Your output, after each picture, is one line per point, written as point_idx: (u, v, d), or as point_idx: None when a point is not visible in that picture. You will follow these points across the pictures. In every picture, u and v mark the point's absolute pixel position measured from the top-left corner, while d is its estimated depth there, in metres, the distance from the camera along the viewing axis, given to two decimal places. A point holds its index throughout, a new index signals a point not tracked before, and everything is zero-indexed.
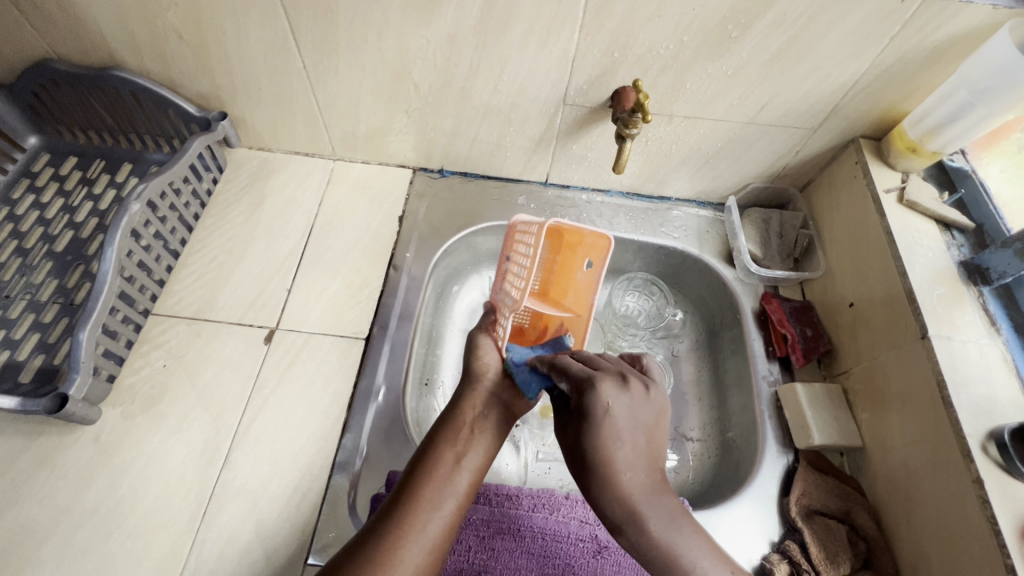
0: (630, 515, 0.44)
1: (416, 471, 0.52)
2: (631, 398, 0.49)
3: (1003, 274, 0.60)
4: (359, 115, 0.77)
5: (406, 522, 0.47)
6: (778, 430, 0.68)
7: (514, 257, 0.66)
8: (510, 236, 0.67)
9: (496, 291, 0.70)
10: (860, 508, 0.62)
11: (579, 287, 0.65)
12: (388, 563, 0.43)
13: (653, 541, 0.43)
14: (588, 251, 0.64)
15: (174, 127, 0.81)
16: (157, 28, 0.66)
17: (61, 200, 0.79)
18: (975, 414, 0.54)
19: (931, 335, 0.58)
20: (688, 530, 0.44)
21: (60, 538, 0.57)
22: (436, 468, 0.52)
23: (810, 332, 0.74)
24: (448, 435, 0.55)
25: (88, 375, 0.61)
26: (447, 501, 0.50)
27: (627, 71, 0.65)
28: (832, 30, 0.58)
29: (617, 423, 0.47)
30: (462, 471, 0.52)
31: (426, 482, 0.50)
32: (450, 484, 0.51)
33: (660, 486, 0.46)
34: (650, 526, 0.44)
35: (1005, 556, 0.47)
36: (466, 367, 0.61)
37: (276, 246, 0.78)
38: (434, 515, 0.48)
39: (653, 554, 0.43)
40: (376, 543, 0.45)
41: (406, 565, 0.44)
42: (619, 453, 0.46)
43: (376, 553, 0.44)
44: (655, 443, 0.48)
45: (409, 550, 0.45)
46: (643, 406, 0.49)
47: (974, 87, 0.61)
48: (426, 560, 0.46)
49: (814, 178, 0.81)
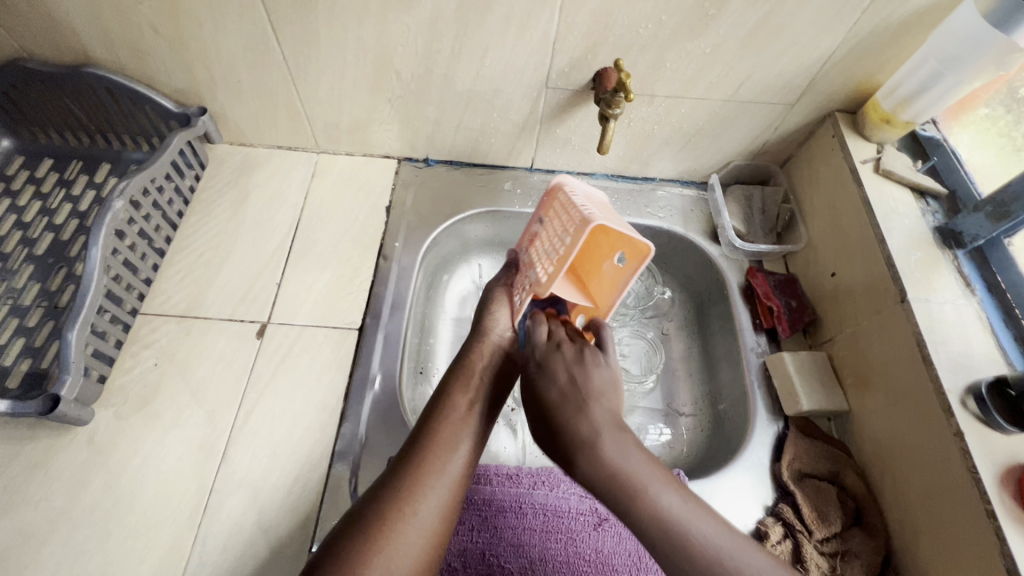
0: (587, 452, 0.48)
1: (432, 415, 0.54)
2: (567, 357, 0.54)
3: (976, 237, 0.63)
4: (342, 106, 0.76)
5: (426, 462, 0.50)
6: (768, 398, 0.70)
7: (547, 225, 0.61)
8: (549, 200, 0.61)
9: (523, 250, 0.66)
10: (848, 469, 0.64)
11: (607, 280, 0.59)
12: (413, 500, 0.47)
13: (607, 475, 0.47)
14: (625, 247, 0.55)
15: (153, 125, 0.79)
16: (130, 22, 0.65)
17: (39, 202, 0.77)
18: (954, 370, 0.56)
19: (910, 298, 0.60)
20: (641, 462, 0.48)
21: (59, 540, 0.56)
22: (451, 413, 0.54)
23: (795, 303, 0.76)
24: (461, 383, 0.56)
25: (79, 375, 0.60)
26: (463, 442, 0.52)
27: (607, 52, 0.66)
28: (805, 6, 0.60)
29: (558, 378, 0.53)
30: (475, 415, 0.55)
31: (442, 425, 0.53)
32: (467, 427, 0.53)
33: (619, 427, 0.50)
34: (606, 458, 0.48)
35: (985, 503, 0.49)
36: (477, 320, 0.62)
37: (263, 241, 0.78)
38: (452, 455, 0.51)
39: (606, 483, 0.47)
40: (398, 484, 0.48)
41: (429, 501, 0.48)
42: (566, 402, 0.52)
43: (400, 492, 0.48)
44: (601, 389, 0.52)
45: (431, 488, 0.49)
46: (581, 360, 0.54)
47: (943, 56, 0.62)
48: (449, 496, 0.49)
49: (793, 154, 0.83)
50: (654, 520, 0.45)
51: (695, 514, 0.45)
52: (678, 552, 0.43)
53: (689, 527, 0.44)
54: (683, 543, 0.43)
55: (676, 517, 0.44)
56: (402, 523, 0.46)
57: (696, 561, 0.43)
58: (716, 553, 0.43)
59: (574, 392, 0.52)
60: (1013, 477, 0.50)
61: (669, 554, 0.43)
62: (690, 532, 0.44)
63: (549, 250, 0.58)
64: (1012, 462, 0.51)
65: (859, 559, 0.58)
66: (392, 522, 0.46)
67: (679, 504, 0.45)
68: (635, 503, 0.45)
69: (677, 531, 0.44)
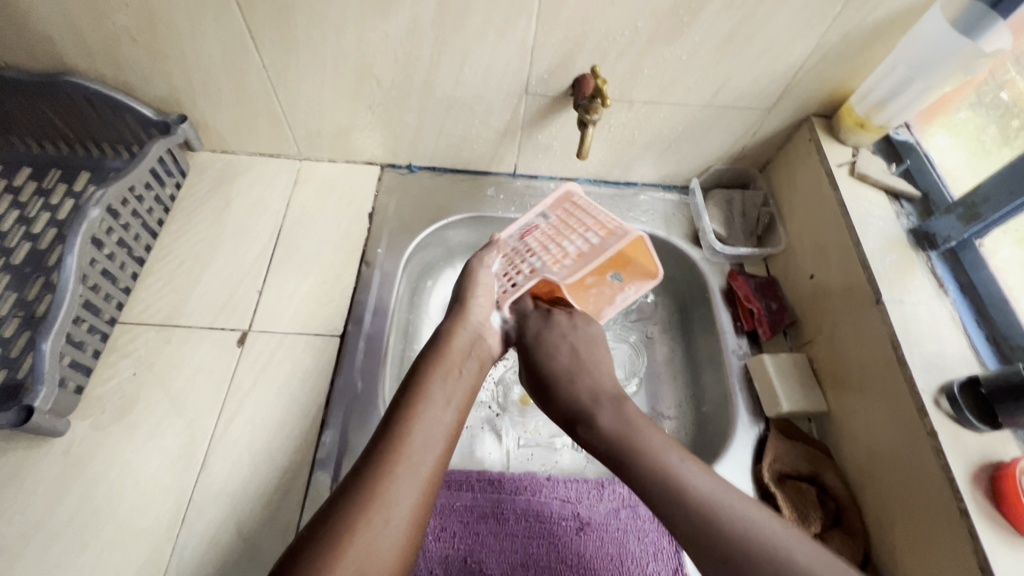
0: (587, 420, 0.56)
1: (402, 413, 0.52)
2: (561, 326, 0.64)
3: (948, 239, 0.64)
4: (324, 114, 0.77)
5: (395, 463, 0.48)
6: (749, 400, 0.70)
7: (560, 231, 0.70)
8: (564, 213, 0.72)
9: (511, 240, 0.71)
10: (829, 470, 0.64)
11: (592, 295, 0.72)
12: (382, 504, 0.45)
13: (609, 437, 0.54)
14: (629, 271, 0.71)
15: (132, 132, 0.79)
16: (108, 31, 0.65)
17: (17, 212, 0.77)
18: (928, 370, 0.57)
19: (884, 299, 0.61)
20: (645, 428, 0.54)
21: (33, 553, 0.56)
22: (422, 414, 0.53)
23: (775, 306, 0.77)
24: (439, 378, 0.56)
25: (55, 387, 0.60)
26: (434, 443, 0.51)
27: (585, 59, 0.67)
28: (778, 13, 0.61)
29: (556, 349, 0.62)
30: (448, 413, 0.54)
31: (413, 425, 0.51)
32: (439, 427, 0.53)
33: None
34: (603, 422, 0.55)
35: (958, 500, 0.50)
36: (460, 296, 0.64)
37: (244, 248, 0.77)
38: (423, 457, 0.50)
39: (608, 442, 0.54)
40: (366, 487, 0.46)
41: (399, 505, 0.46)
42: (568, 370, 0.60)
43: (366, 495, 0.46)
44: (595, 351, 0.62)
45: (400, 491, 0.47)
46: (573, 325, 0.64)
47: (912, 63, 0.64)
48: (419, 499, 0.48)
49: (773, 158, 0.84)
50: (654, 471, 0.50)
51: (695, 469, 0.49)
52: (670, 491, 0.48)
53: (685, 479, 0.49)
54: (676, 486, 0.48)
55: (670, 467, 0.50)
56: (371, 528, 0.44)
57: (696, 507, 0.47)
58: (708, 496, 0.47)
59: (574, 359, 0.61)
60: (986, 474, 0.51)
61: (666, 501, 0.48)
62: (683, 480, 0.48)
63: (569, 246, 0.69)
64: (985, 460, 0.52)
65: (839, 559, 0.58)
66: (359, 530, 0.44)
67: (678, 461, 0.50)
68: (633, 454, 0.52)
69: (672, 480, 0.49)
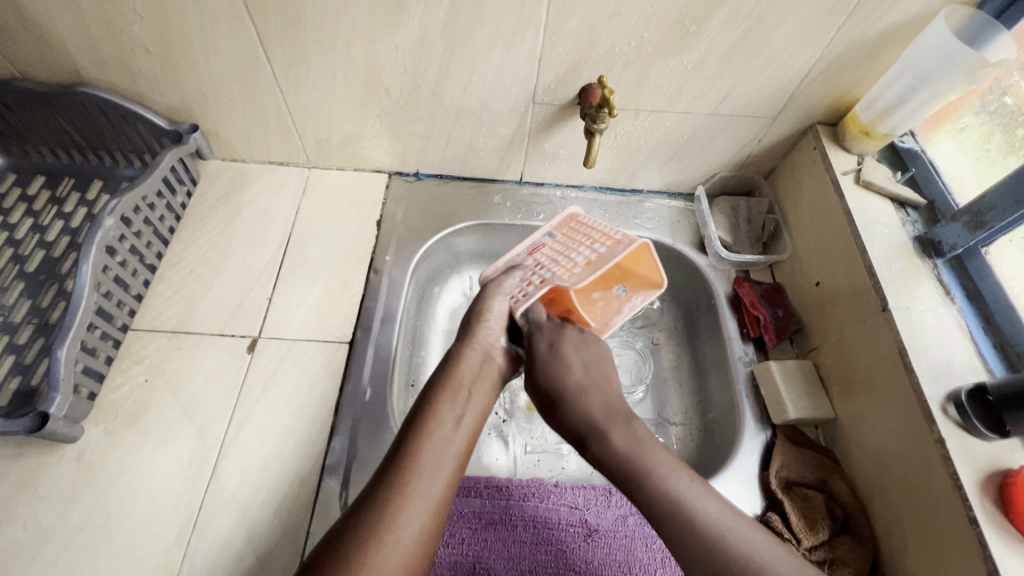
0: (600, 437, 0.53)
1: (414, 432, 0.51)
2: (572, 338, 0.61)
3: (955, 246, 0.64)
4: (333, 123, 0.78)
5: (408, 484, 0.47)
6: (756, 407, 0.71)
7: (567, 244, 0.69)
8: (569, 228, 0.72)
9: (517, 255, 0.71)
10: (836, 477, 0.64)
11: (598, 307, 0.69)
12: (394, 525, 0.44)
13: (619, 459, 0.51)
14: (631, 282, 0.69)
15: (145, 142, 0.80)
16: (123, 43, 0.66)
17: (31, 220, 0.78)
18: (935, 378, 0.57)
19: (891, 306, 0.61)
20: (656, 451, 0.51)
21: (46, 559, 0.56)
22: (434, 431, 0.51)
23: (781, 312, 0.77)
24: (449, 401, 0.54)
25: (68, 393, 0.60)
26: (447, 461, 0.50)
27: (592, 69, 0.67)
28: (783, 24, 0.62)
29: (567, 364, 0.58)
30: (462, 431, 0.53)
31: (425, 443, 0.50)
32: (454, 446, 0.51)
33: None
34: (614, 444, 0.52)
35: (966, 508, 0.50)
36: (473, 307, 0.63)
37: (253, 256, 0.78)
38: (435, 476, 0.48)
39: (617, 464, 0.51)
40: (378, 507, 0.45)
41: (411, 524, 0.45)
42: (583, 386, 0.57)
43: (379, 519, 0.44)
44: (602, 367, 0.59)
45: (413, 512, 0.46)
46: (584, 340, 0.61)
47: (918, 71, 0.64)
48: (430, 519, 0.46)
49: (777, 166, 0.85)
50: (664, 497, 0.47)
51: (703, 495, 0.47)
52: (679, 521, 0.46)
53: (695, 507, 0.46)
54: (686, 514, 0.46)
55: (681, 494, 0.47)
56: (382, 548, 0.43)
57: (706, 538, 0.45)
58: (718, 526, 0.45)
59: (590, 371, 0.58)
60: (995, 482, 0.51)
61: (674, 529, 0.46)
62: (693, 507, 0.46)
63: (576, 255, 0.66)
64: (993, 467, 0.52)
65: (847, 566, 0.58)
66: (371, 552, 0.42)
67: (686, 485, 0.48)
68: (640, 478, 0.49)
69: (681, 507, 0.46)
